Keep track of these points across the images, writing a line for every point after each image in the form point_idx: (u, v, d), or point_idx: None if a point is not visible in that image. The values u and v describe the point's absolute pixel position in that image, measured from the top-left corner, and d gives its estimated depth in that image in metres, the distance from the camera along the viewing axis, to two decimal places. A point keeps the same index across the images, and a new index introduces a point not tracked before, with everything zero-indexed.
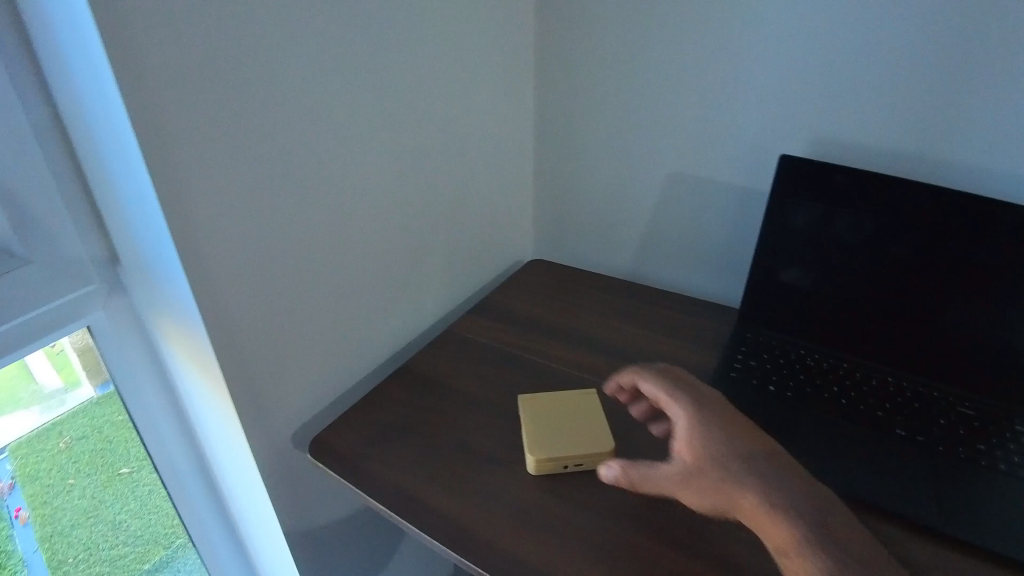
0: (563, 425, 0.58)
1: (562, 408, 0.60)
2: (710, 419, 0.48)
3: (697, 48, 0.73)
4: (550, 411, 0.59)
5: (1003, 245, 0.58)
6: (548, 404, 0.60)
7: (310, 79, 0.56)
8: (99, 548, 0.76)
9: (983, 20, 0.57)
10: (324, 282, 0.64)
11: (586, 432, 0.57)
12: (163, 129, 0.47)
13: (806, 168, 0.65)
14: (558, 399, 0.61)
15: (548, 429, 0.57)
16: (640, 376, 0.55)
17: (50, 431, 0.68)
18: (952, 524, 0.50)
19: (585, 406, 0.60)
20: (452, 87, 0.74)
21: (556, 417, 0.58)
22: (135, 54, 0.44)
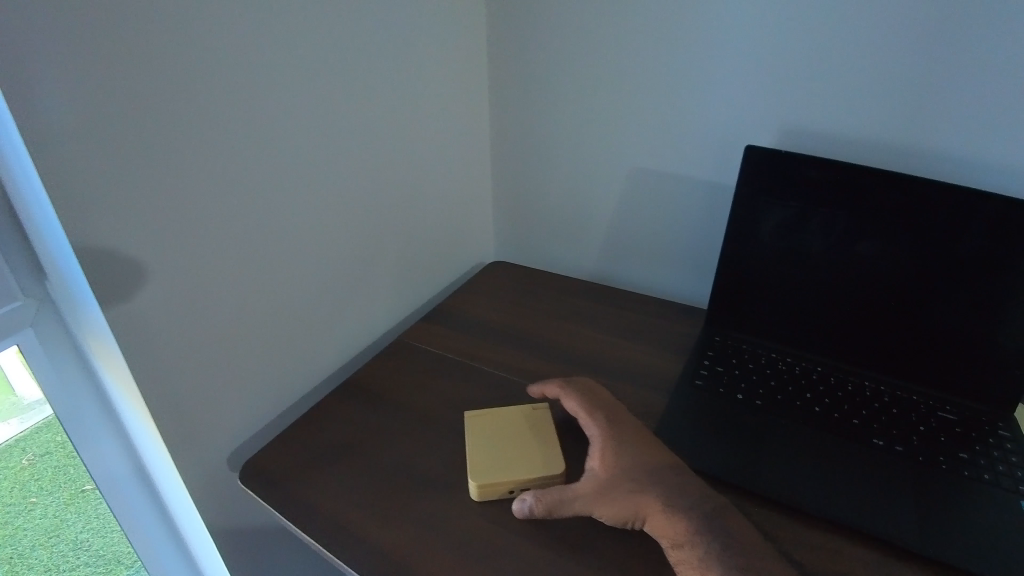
0: (508, 446, 0.55)
1: (507, 427, 0.58)
2: (622, 434, 0.51)
3: (658, 43, 0.69)
4: (495, 432, 0.57)
5: (985, 238, 0.54)
6: (493, 424, 0.58)
7: (229, 80, 0.51)
8: (58, 568, 0.76)
9: (954, 8, 0.54)
10: (256, 293, 0.60)
11: (531, 453, 0.55)
12: (59, 148, 0.42)
13: (774, 160, 0.61)
14: (503, 418, 0.59)
15: (493, 452, 0.55)
16: (563, 394, 0.57)
17: (14, 448, 0.67)
18: (931, 543, 0.47)
19: (529, 425, 0.58)
20: (396, 78, 0.69)
21: (501, 438, 0.56)
22: (17, 67, 0.39)
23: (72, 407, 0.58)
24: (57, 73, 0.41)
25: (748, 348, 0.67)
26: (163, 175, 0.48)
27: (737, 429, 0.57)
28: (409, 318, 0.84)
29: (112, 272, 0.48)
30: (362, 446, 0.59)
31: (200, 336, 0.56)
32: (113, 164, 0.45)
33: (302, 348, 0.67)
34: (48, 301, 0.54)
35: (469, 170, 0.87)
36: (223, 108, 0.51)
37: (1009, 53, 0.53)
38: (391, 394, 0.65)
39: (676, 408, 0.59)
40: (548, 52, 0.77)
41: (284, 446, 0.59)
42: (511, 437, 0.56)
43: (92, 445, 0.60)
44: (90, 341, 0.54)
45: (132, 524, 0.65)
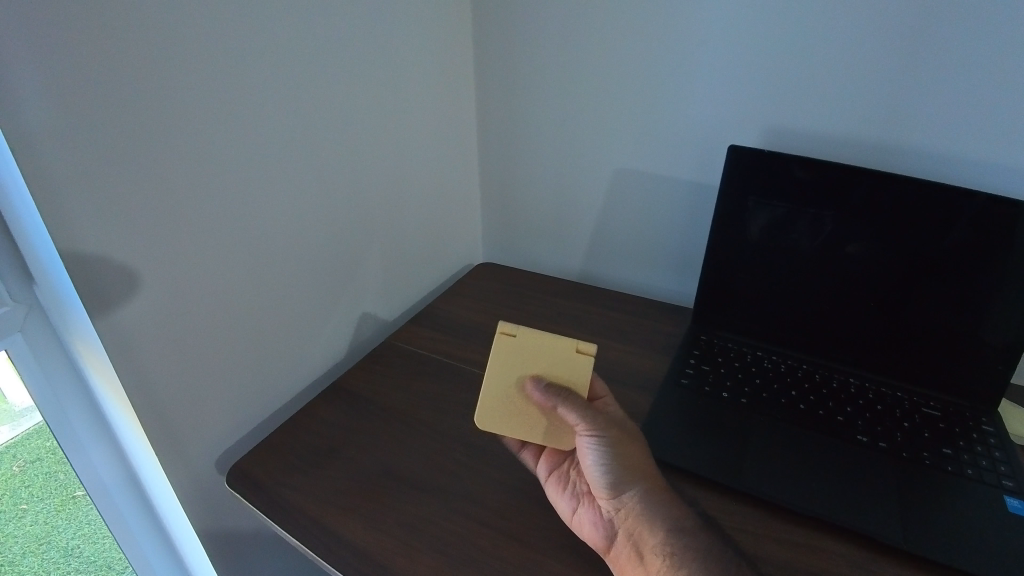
0: (524, 379, 0.52)
1: (540, 361, 0.52)
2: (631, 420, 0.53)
3: (642, 47, 0.69)
4: (526, 353, 0.52)
5: (967, 234, 0.55)
6: (525, 345, 0.52)
7: (215, 88, 0.51)
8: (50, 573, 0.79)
9: (932, 12, 0.54)
10: (240, 294, 0.59)
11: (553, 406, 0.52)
12: (42, 155, 0.42)
13: (756, 160, 0.61)
14: (541, 345, 0.52)
15: (504, 375, 0.52)
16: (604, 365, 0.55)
17: (5, 454, 0.70)
18: (914, 539, 0.47)
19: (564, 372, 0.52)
20: (381, 80, 0.69)
21: (523, 364, 0.52)
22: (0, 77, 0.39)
23: (62, 413, 0.57)
24: (34, 66, 0.40)
25: (734, 347, 0.67)
26: (146, 173, 0.48)
27: (722, 427, 0.57)
28: (396, 319, 0.83)
29: (96, 273, 0.47)
30: (349, 448, 0.59)
31: (185, 337, 0.55)
32: (96, 162, 0.45)
33: (287, 350, 0.67)
34: (36, 306, 0.53)
35: (456, 168, 0.87)
36: (205, 103, 0.51)
37: (991, 50, 0.54)
38: (378, 396, 0.65)
39: (662, 407, 0.59)
40: (534, 48, 0.77)
41: (270, 449, 0.59)
42: (535, 376, 0.52)
43: (81, 450, 0.59)
44: (80, 348, 0.54)
45: (118, 528, 0.64)
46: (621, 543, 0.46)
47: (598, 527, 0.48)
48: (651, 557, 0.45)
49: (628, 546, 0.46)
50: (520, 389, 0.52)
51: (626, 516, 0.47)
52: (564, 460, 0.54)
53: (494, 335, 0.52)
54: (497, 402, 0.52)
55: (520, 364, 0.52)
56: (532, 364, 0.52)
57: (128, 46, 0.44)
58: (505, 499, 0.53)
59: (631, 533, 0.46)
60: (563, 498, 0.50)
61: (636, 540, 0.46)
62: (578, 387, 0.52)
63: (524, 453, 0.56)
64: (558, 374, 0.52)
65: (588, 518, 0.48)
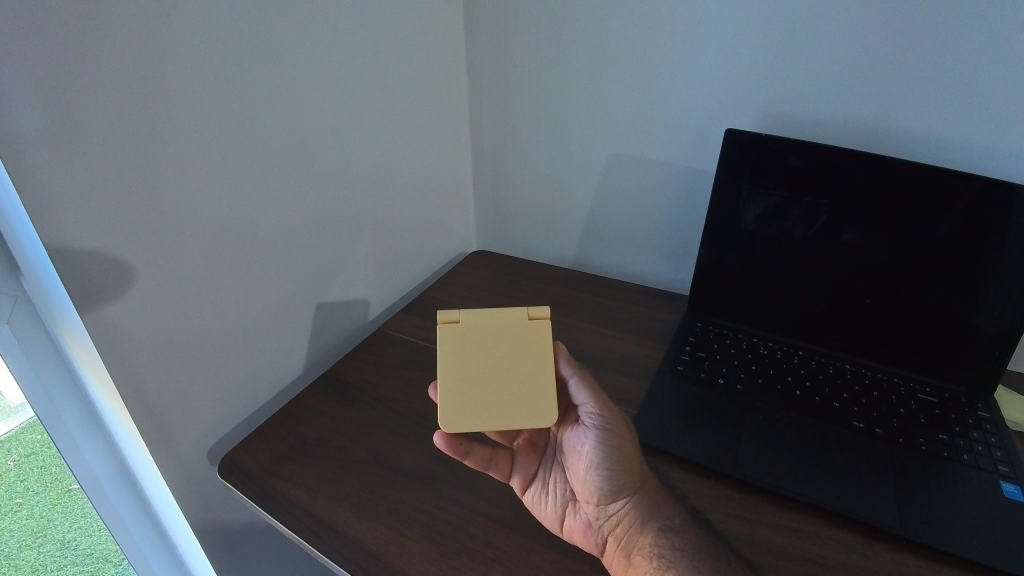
0: (482, 357, 0.48)
1: (496, 338, 0.48)
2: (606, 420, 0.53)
3: (637, 33, 0.68)
4: (478, 334, 0.48)
5: (969, 220, 0.54)
6: (474, 327, 0.48)
7: (201, 76, 0.50)
8: (46, 568, 0.81)
9: None
10: (229, 283, 0.58)
11: (522, 382, 0.47)
12: (21, 145, 0.40)
13: (751, 144, 0.60)
14: (490, 321, 0.48)
15: (460, 364, 0.47)
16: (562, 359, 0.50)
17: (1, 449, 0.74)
18: (910, 525, 0.47)
19: (524, 342, 0.48)
20: (371, 67, 0.67)
21: (478, 347, 0.48)
22: None
23: (51, 407, 0.56)
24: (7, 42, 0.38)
25: (729, 333, 0.67)
26: (133, 163, 0.47)
27: (716, 413, 0.57)
28: (388, 307, 0.82)
29: (82, 263, 0.46)
30: (340, 437, 0.58)
31: (174, 329, 0.54)
32: (77, 144, 0.43)
33: (277, 341, 0.66)
34: (23, 296, 0.51)
35: (448, 155, 0.85)
36: (191, 90, 0.49)
37: (996, 31, 0.52)
38: (370, 386, 0.64)
39: (657, 395, 0.59)
40: (527, 31, 0.75)
41: (260, 440, 0.58)
42: (494, 356, 0.48)
43: (74, 447, 0.58)
44: (69, 340, 0.52)
45: (111, 518, 0.63)
46: (613, 545, 0.46)
47: (588, 531, 0.47)
48: (643, 559, 0.45)
49: (620, 548, 0.46)
50: (479, 369, 0.47)
51: (616, 519, 0.47)
52: (533, 471, 0.52)
53: (437, 320, 0.48)
54: (457, 397, 0.47)
55: (474, 346, 0.48)
56: (488, 340, 0.48)
57: (108, 30, 0.43)
58: (500, 486, 0.52)
59: (622, 535, 0.47)
60: (547, 506, 0.49)
61: (627, 543, 0.46)
62: (542, 356, 0.48)
63: (491, 470, 0.52)
64: (519, 344, 0.48)
65: (576, 524, 0.48)
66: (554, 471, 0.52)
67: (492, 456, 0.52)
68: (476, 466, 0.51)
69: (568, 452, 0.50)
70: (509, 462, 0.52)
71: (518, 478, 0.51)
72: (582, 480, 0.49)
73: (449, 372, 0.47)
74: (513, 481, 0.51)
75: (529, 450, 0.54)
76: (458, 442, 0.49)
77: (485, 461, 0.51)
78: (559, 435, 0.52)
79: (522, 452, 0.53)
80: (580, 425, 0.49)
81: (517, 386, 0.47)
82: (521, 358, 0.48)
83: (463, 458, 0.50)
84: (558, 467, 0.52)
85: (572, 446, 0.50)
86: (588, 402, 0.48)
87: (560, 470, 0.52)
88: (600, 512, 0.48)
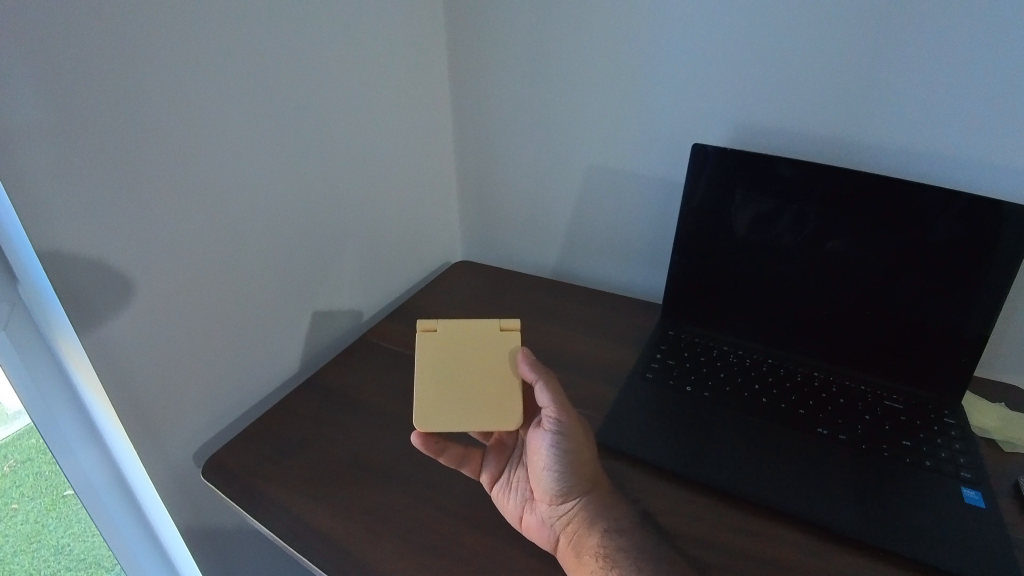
0: (455, 365, 0.51)
1: (469, 346, 0.52)
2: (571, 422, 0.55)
3: (615, 50, 0.70)
4: (453, 343, 0.52)
5: (930, 231, 0.56)
6: (450, 336, 0.52)
7: (192, 91, 0.52)
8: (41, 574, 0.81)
9: (889, 10, 0.56)
10: (217, 290, 0.60)
11: (491, 387, 0.50)
12: (22, 158, 0.43)
13: (719, 158, 0.63)
14: (465, 330, 0.52)
15: (435, 370, 0.50)
16: (525, 363, 0.50)
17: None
18: (867, 529, 0.48)
19: (495, 351, 0.51)
20: (356, 82, 0.70)
21: (453, 354, 0.51)
22: None
23: (48, 413, 0.57)
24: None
25: (701, 341, 0.68)
26: (125, 174, 0.49)
27: (684, 418, 0.58)
28: (374, 315, 0.84)
29: (74, 269, 0.48)
30: (320, 440, 0.60)
31: (162, 333, 0.56)
32: (69, 155, 0.45)
33: (263, 347, 0.67)
34: (19, 304, 0.53)
35: (432, 167, 0.87)
36: (182, 104, 0.52)
37: (951, 47, 0.55)
38: (352, 391, 0.66)
39: (627, 401, 0.60)
40: (508, 46, 0.77)
41: (243, 443, 0.60)
42: (468, 363, 0.51)
43: (68, 452, 0.60)
44: (62, 346, 0.54)
45: (105, 523, 0.65)
46: (565, 542, 0.47)
47: (543, 528, 0.48)
48: (591, 559, 0.46)
49: (572, 546, 0.47)
50: (451, 375, 0.50)
51: (568, 519, 0.48)
52: (500, 468, 0.54)
53: (416, 328, 0.52)
54: (430, 400, 0.49)
55: (449, 354, 0.51)
56: (461, 349, 0.51)
57: (104, 50, 0.46)
58: (474, 487, 0.54)
59: (573, 534, 0.48)
60: (509, 501, 0.50)
61: (577, 542, 0.47)
62: (511, 364, 0.51)
63: (464, 468, 0.54)
64: (489, 353, 0.51)
65: (532, 520, 0.49)
66: (518, 469, 0.53)
67: (466, 454, 0.54)
68: (449, 463, 0.53)
69: (530, 451, 0.52)
70: (480, 459, 0.55)
71: (487, 474, 0.53)
72: (540, 479, 0.50)
73: (424, 378, 0.50)
74: (482, 478, 0.53)
75: (500, 449, 0.56)
76: (429, 442, 0.51)
77: (458, 458, 0.54)
78: (524, 436, 0.54)
79: (493, 450, 0.55)
80: (540, 427, 0.51)
81: (487, 392, 0.50)
82: (490, 365, 0.51)
83: (437, 455, 0.53)
84: (523, 466, 0.54)
85: (533, 446, 0.52)
86: (549, 407, 0.49)
87: (523, 468, 0.53)
88: (555, 510, 0.49)
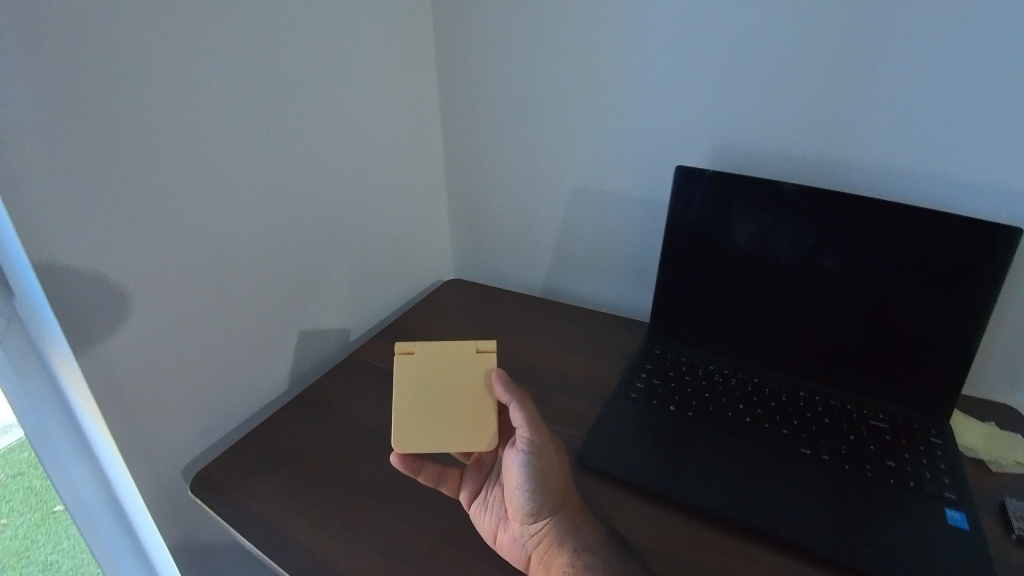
0: (433, 386, 0.51)
1: (447, 367, 0.52)
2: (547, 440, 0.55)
3: (602, 72, 0.72)
4: (431, 364, 0.52)
5: (911, 251, 0.57)
6: (428, 358, 0.53)
7: (187, 111, 0.54)
8: None
9: (862, 37, 0.58)
10: (207, 306, 0.61)
11: (468, 407, 0.50)
12: (22, 175, 0.44)
13: (702, 179, 0.64)
14: (443, 352, 0.53)
15: (413, 391, 0.51)
16: (499, 383, 0.51)
17: None
18: (849, 551, 0.48)
19: (472, 372, 0.52)
20: (347, 103, 0.71)
21: (430, 375, 0.52)
22: None
23: (41, 425, 0.58)
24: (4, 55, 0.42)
25: (687, 359, 0.69)
26: (120, 191, 0.50)
27: (668, 437, 0.58)
28: (364, 332, 0.84)
29: (68, 284, 0.49)
30: (307, 456, 0.60)
31: (153, 348, 0.57)
32: (66, 173, 0.47)
33: (251, 364, 0.68)
34: (15, 318, 0.54)
35: (423, 186, 0.89)
36: (177, 124, 0.53)
37: (926, 71, 0.57)
38: (338, 408, 0.66)
39: (612, 420, 0.61)
40: (498, 69, 0.79)
41: (230, 458, 0.60)
42: (446, 384, 0.52)
43: (60, 466, 0.60)
44: (55, 359, 0.55)
45: (94, 539, 0.64)
46: (536, 561, 0.48)
47: (515, 546, 0.48)
48: None
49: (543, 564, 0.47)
50: (428, 396, 0.51)
51: (539, 538, 0.49)
52: (478, 486, 0.54)
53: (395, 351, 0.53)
54: (408, 422, 0.50)
55: (427, 375, 0.52)
56: (439, 370, 0.52)
57: (103, 73, 0.47)
58: (458, 505, 0.54)
59: (543, 553, 0.48)
60: (483, 519, 0.51)
61: (548, 561, 0.47)
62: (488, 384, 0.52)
63: (442, 486, 0.54)
64: (466, 374, 0.52)
65: (505, 539, 0.49)
66: (494, 487, 0.54)
67: (444, 472, 0.55)
68: (428, 482, 0.54)
69: (505, 469, 0.52)
70: (458, 476, 0.55)
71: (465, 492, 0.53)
72: (513, 497, 0.50)
73: (403, 399, 0.51)
74: (460, 496, 0.53)
75: (478, 467, 0.56)
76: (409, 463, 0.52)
77: (436, 476, 0.54)
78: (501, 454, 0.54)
79: (471, 468, 0.56)
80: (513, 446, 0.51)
81: (464, 412, 0.50)
82: (468, 386, 0.51)
83: (415, 474, 0.53)
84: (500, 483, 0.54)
85: (506, 465, 0.52)
86: (521, 427, 0.50)
87: (500, 486, 0.53)
88: (527, 529, 0.49)
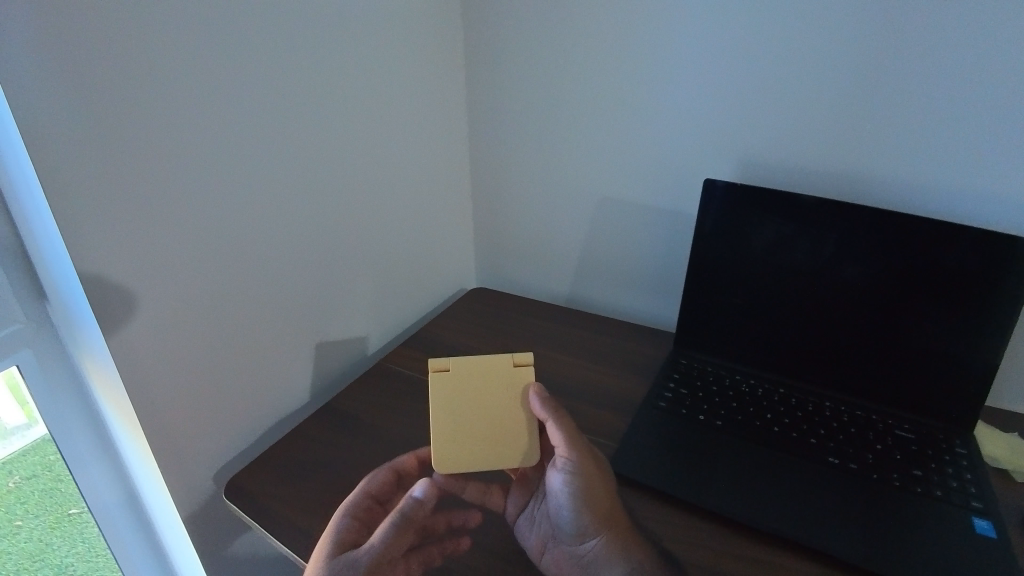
0: (468, 403, 0.53)
1: (482, 383, 0.53)
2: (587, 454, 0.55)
3: (622, 87, 0.74)
4: (466, 380, 0.53)
5: (935, 263, 0.58)
6: (463, 373, 0.53)
7: (222, 128, 0.56)
8: None
9: (877, 56, 0.59)
10: (238, 315, 0.62)
11: (504, 426, 0.52)
12: (68, 190, 0.46)
13: (726, 192, 0.65)
14: (477, 367, 0.53)
15: (450, 408, 0.52)
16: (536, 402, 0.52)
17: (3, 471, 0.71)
18: (878, 559, 0.49)
19: (507, 389, 0.53)
20: (375, 117, 0.73)
21: (466, 392, 0.53)
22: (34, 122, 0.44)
23: (66, 430, 0.59)
24: (44, 66, 0.43)
25: (711, 370, 0.70)
26: (158, 205, 0.52)
27: (695, 447, 0.59)
28: (388, 341, 0.86)
29: (108, 294, 0.51)
30: (337, 463, 0.61)
31: (185, 356, 0.58)
32: (108, 187, 0.49)
33: (281, 372, 0.69)
34: (48, 324, 0.56)
35: (447, 196, 0.90)
36: (213, 140, 0.55)
37: (942, 90, 0.58)
38: (366, 416, 0.67)
39: (641, 430, 0.62)
40: (521, 82, 0.81)
41: (261, 465, 0.61)
42: (482, 401, 0.53)
43: (85, 470, 0.62)
44: (87, 365, 0.57)
45: (116, 543, 0.66)
46: None
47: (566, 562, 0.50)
48: None
49: None
50: (464, 413, 0.52)
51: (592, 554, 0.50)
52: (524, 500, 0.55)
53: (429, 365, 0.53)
54: (446, 440, 0.51)
55: (462, 391, 0.53)
56: (474, 386, 0.53)
57: (144, 91, 0.49)
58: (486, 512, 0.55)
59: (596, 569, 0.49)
60: (531, 536, 0.53)
61: None
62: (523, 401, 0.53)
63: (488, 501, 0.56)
64: (502, 390, 0.53)
65: (555, 556, 0.51)
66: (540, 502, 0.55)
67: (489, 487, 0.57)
68: (475, 498, 0.57)
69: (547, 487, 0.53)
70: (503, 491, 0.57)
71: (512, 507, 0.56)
72: (558, 516, 0.51)
73: (440, 417, 0.52)
74: (507, 511, 0.55)
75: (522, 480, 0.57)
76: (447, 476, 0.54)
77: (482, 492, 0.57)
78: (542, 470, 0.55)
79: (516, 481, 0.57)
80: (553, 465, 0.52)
81: (501, 431, 0.52)
82: (503, 403, 0.53)
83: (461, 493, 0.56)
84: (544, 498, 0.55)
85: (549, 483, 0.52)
86: (560, 446, 0.50)
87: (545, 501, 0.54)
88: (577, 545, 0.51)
